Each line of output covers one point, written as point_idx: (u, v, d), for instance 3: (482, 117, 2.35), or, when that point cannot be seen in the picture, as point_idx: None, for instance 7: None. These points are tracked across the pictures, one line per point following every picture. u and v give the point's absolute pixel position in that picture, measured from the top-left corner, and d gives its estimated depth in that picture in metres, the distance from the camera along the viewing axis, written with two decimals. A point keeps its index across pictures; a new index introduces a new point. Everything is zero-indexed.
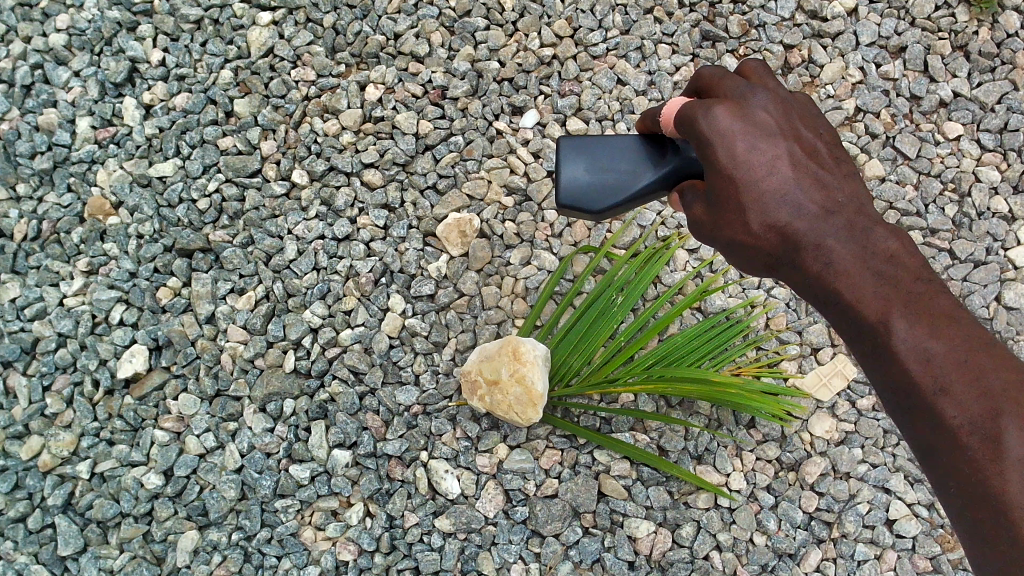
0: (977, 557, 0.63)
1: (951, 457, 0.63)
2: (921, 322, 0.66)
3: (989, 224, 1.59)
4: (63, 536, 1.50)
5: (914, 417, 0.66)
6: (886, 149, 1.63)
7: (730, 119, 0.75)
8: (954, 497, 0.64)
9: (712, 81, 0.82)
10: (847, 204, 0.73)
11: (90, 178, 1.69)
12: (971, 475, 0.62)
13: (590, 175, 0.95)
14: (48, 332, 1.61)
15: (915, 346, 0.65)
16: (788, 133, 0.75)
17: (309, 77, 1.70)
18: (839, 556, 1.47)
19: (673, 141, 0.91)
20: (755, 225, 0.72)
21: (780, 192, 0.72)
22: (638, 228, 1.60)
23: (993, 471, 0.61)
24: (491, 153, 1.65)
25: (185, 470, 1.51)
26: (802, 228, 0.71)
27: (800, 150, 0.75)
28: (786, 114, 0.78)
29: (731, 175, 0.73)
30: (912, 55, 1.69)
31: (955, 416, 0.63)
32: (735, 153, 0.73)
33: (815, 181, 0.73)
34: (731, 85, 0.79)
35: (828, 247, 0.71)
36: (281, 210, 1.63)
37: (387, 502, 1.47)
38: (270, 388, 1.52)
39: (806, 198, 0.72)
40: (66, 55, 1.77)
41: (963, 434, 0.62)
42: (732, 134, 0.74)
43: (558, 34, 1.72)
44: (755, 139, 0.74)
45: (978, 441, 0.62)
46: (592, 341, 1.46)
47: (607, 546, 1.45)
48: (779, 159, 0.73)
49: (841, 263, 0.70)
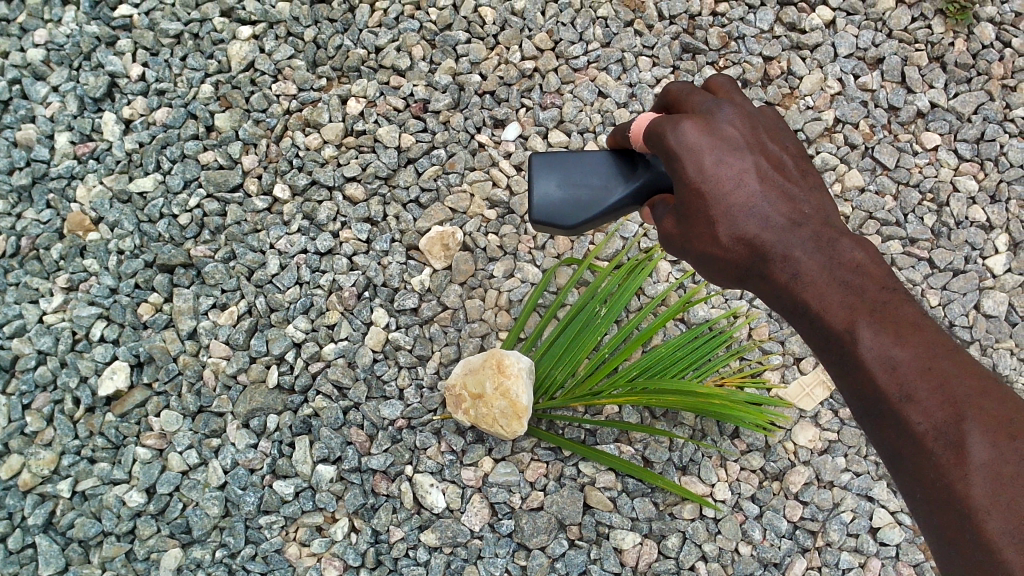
0: (946, 564, 0.63)
1: (918, 463, 0.63)
2: (885, 330, 0.66)
3: (967, 233, 1.60)
4: (44, 556, 1.48)
5: (881, 424, 0.66)
6: (865, 160, 1.64)
7: (698, 134, 0.75)
8: (922, 503, 0.64)
9: (680, 97, 0.82)
10: (813, 215, 0.74)
11: (69, 194, 1.68)
12: (937, 481, 0.62)
13: (565, 190, 0.95)
14: (27, 350, 1.59)
15: (880, 354, 0.65)
16: (755, 147, 0.76)
17: (291, 91, 1.70)
18: (823, 565, 1.48)
19: (644, 157, 0.92)
20: (724, 237, 0.73)
21: (747, 205, 0.73)
22: (621, 240, 1.61)
23: (957, 476, 0.61)
24: (474, 166, 1.65)
25: (168, 488, 1.49)
26: (769, 240, 0.72)
27: (768, 163, 0.76)
28: (753, 128, 0.78)
29: (699, 189, 0.74)
30: (890, 66, 1.71)
31: (919, 422, 0.63)
32: (702, 167, 0.74)
33: (781, 193, 0.74)
34: (699, 100, 0.80)
35: (795, 258, 0.71)
36: (263, 225, 1.62)
37: (373, 517, 1.46)
38: (253, 404, 1.51)
39: (773, 210, 0.73)
40: (44, 70, 1.76)
41: (928, 440, 0.63)
42: (700, 148, 0.75)
43: (539, 47, 1.73)
44: (722, 153, 0.74)
45: (943, 447, 0.62)
46: (576, 353, 1.47)
47: (594, 558, 1.45)
48: (745, 172, 0.74)
49: (807, 274, 0.71)
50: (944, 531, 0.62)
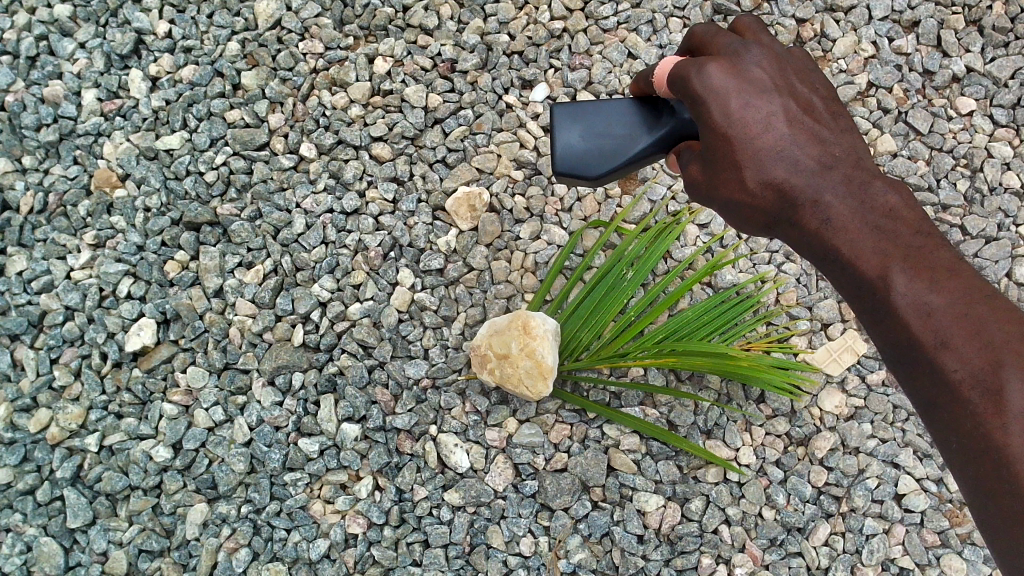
0: (982, 514, 0.63)
1: (952, 411, 0.63)
2: (919, 276, 0.66)
3: (1001, 200, 1.58)
4: (72, 508, 1.50)
5: (914, 372, 0.66)
6: (898, 125, 1.62)
7: (724, 76, 0.73)
8: (956, 452, 0.63)
9: (706, 39, 0.80)
10: (845, 159, 0.73)
11: (96, 151, 1.68)
12: (973, 430, 0.61)
13: (589, 138, 0.94)
14: (55, 305, 1.60)
15: (914, 300, 0.65)
16: (784, 90, 0.74)
17: (318, 49, 1.68)
18: (847, 530, 1.47)
19: (668, 103, 0.90)
20: (751, 182, 0.72)
21: (776, 148, 0.71)
22: (649, 202, 1.59)
23: (995, 425, 0.60)
24: (501, 127, 1.64)
25: (194, 444, 1.51)
26: (799, 184, 0.71)
27: (798, 107, 0.74)
28: (781, 70, 0.76)
29: (725, 133, 0.72)
30: (926, 29, 1.67)
31: (955, 369, 0.62)
32: (729, 110, 0.72)
33: (811, 136, 0.73)
34: (727, 41, 0.77)
35: (826, 204, 0.71)
36: (289, 183, 1.62)
37: (397, 475, 1.47)
38: (278, 361, 1.51)
39: (803, 154, 0.72)
40: (71, 26, 1.74)
41: (964, 388, 0.62)
42: (727, 92, 0.72)
43: (569, 7, 1.70)
44: (750, 96, 0.72)
45: (980, 395, 0.61)
46: (602, 315, 1.46)
47: (617, 519, 1.45)
48: (774, 116, 0.72)
49: (837, 220, 0.70)
50: (981, 482, 0.61)
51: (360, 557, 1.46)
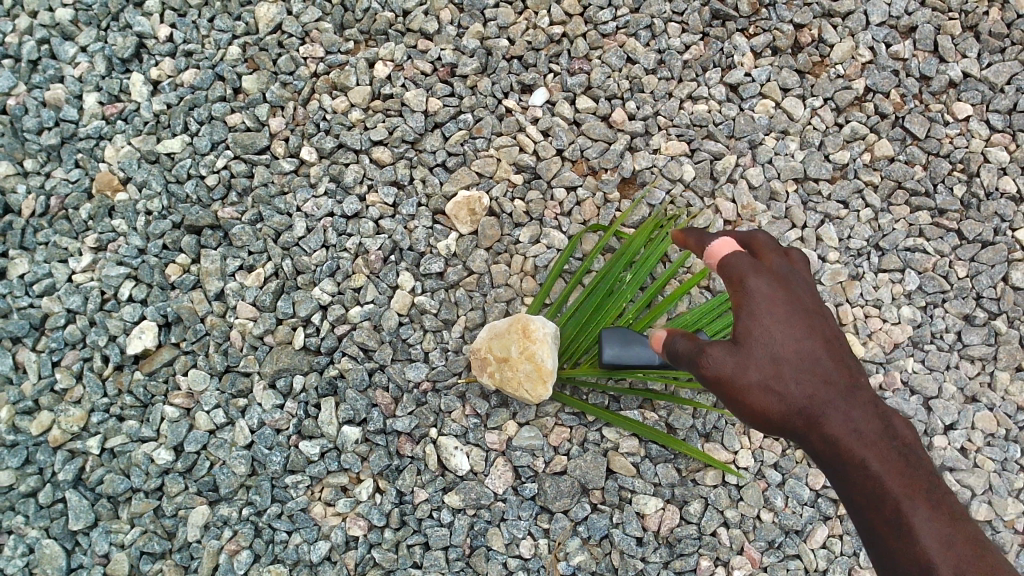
0: None
1: (891, 542, 0.84)
2: (883, 450, 0.88)
3: (997, 204, 1.59)
4: (75, 510, 1.51)
5: (876, 522, 0.86)
6: (896, 130, 1.62)
7: (771, 287, 0.97)
8: (879, 547, 0.86)
9: (761, 254, 1.01)
10: (871, 396, 0.93)
11: (97, 154, 1.68)
12: (902, 548, 0.83)
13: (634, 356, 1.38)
14: (57, 308, 1.61)
15: (882, 466, 0.87)
16: (824, 332, 0.95)
17: (318, 54, 1.68)
18: (844, 533, 1.49)
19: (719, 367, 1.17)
20: (762, 365, 0.92)
21: (803, 359, 0.92)
22: (649, 207, 1.58)
23: (910, 548, 0.83)
24: (501, 131, 1.64)
25: (196, 446, 1.52)
26: (826, 416, 0.90)
27: (833, 345, 0.95)
28: (818, 312, 0.97)
29: (753, 335, 0.94)
30: (923, 35, 1.67)
31: (913, 517, 0.84)
32: (761, 321, 0.94)
33: (836, 359, 0.94)
34: (779, 263, 1.00)
35: (840, 414, 0.90)
36: (290, 186, 1.63)
37: (397, 478, 1.49)
38: (279, 364, 1.52)
39: (829, 368, 0.93)
40: (72, 30, 1.75)
41: (913, 533, 0.83)
42: (770, 305, 0.95)
43: (568, 12, 1.69)
44: (790, 329, 0.94)
45: (909, 545, 0.83)
46: (601, 320, 1.48)
47: (616, 522, 1.47)
48: (813, 342, 0.94)
49: (844, 411, 0.90)
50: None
51: (361, 559, 1.47)
